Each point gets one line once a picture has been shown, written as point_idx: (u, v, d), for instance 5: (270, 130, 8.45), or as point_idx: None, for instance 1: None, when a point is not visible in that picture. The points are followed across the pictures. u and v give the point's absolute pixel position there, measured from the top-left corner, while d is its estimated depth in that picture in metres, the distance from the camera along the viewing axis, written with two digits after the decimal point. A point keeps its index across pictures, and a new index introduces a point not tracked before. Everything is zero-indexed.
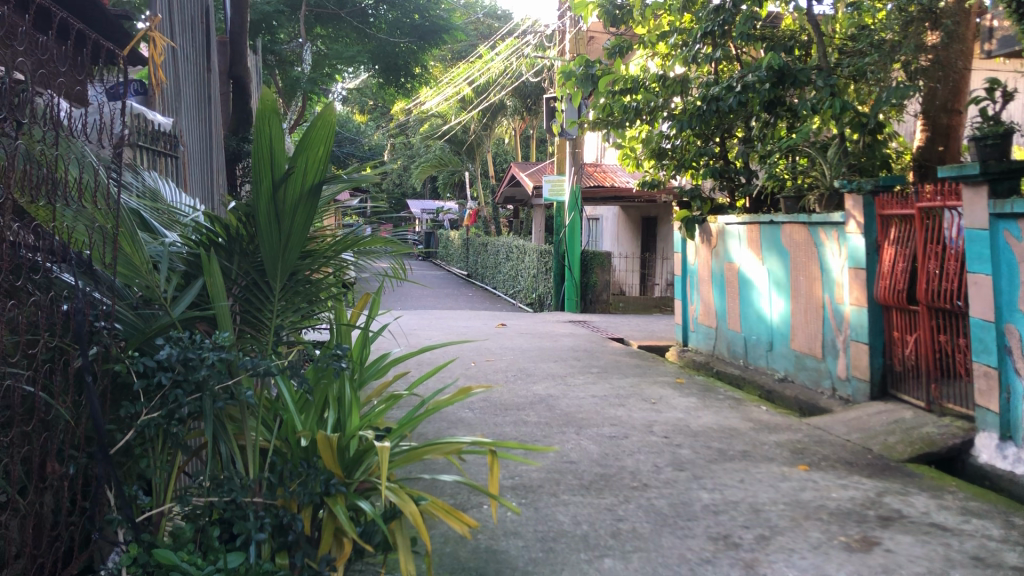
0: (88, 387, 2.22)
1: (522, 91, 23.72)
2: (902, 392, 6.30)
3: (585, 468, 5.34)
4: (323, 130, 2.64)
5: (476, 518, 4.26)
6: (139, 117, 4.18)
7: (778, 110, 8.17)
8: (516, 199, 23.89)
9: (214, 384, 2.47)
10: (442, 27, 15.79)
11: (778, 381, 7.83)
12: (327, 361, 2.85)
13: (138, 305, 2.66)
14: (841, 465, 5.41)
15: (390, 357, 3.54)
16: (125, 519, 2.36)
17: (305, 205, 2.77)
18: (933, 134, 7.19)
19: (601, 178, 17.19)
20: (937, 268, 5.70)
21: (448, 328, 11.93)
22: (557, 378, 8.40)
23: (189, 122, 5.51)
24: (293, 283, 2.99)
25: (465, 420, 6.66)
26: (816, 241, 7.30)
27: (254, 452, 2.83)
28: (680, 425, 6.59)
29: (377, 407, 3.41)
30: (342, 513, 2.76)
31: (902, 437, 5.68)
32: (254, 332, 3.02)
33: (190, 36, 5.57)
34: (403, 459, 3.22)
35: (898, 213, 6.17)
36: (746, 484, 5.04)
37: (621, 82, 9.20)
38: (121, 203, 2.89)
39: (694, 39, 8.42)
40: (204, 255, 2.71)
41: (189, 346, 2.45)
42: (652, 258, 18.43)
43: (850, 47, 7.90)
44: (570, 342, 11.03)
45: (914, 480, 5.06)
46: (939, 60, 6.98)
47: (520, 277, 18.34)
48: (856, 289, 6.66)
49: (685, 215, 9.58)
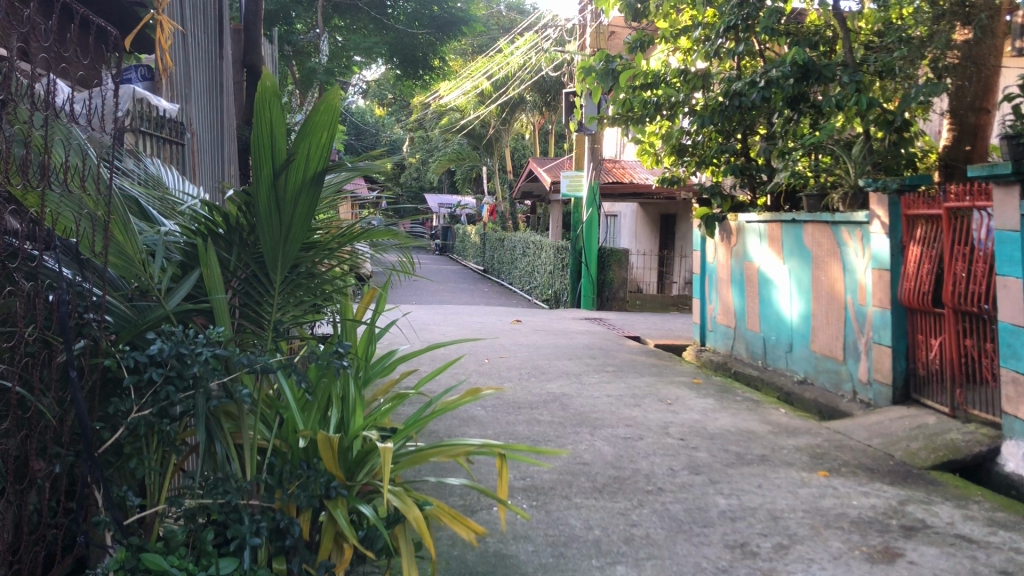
0: (73, 385, 2.11)
1: (541, 86, 23.66)
2: (925, 396, 6.13)
3: (598, 470, 5.20)
4: (326, 115, 2.53)
5: (484, 521, 4.14)
6: (143, 101, 4.06)
7: (801, 107, 7.89)
8: (535, 195, 23.74)
9: (208, 380, 2.36)
10: (461, 19, 15.61)
11: (797, 384, 7.65)
12: (328, 359, 2.72)
13: (133, 297, 2.56)
14: (862, 471, 5.25)
15: (396, 354, 3.41)
16: (113, 521, 2.26)
17: (307, 193, 2.65)
18: (959, 133, 6.97)
19: (620, 174, 17.04)
20: (965, 270, 5.52)
21: (462, 323, 11.83)
22: (571, 377, 8.27)
23: (200, 110, 5.45)
24: (294, 275, 2.85)
25: (477, 418, 6.54)
26: (839, 240, 7.13)
27: (252, 452, 2.72)
28: (696, 427, 6.44)
29: (382, 406, 3.28)
30: (343, 517, 2.65)
31: (925, 443, 5.51)
32: (256, 328, 2.89)
33: (200, 22, 5.44)
34: (409, 460, 3.10)
35: (925, 213, 5.99)
36: (764, 490, 4.88)
37: (642, 77, 9.06)
38: (118, 191, 2.78)
39: (717, 34, 8.22)
40: (200, 245, 2.59)
41: (182, 341, 2.31)
42: (670, 256, 18.28)
43: (876, 43, 7.74)
44: (585, 339, 10.89)
45: (937, 489, 4.89)
46: (970, 55, 6.80)
47: (537, 273, 18.22)
48: (880, 291, 6.47)
49: (705, 213, 9.40)
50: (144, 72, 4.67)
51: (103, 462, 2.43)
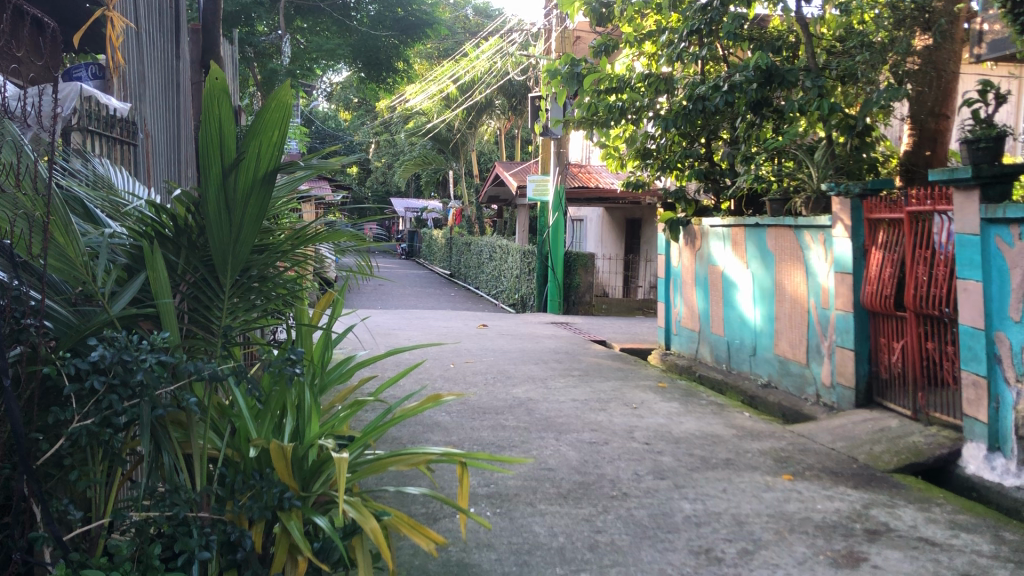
0: (6, 394, 2.03)
1: (507, 90, 23.65)
2: (887, 400, 6.15)
3: (563, 476, 5.15)
4: (278, 112, 2.46)
5: (445, 530, 4.07)
6: (91, 101, 3.97)
7: (764, 111, 7.96)
8: (501, 199, 23.71)
9: (154, 388, 2.26)
10: (426, 22, 15.51)
11: (761, 387, 7.66)
12: (280, 367, 2.62)
13: (77, 301, 2.47)
14: (826, 475, 5.24)
15: (354, 360, 3.33)
16: (52, 537, 2.16)
17: (258, 194, 2.57)
18: (919, 139, 7.01)
19: (586, 179, 17.03)
20: (926, 273, 5.55)
21: (427, 328, 11.75)
22: (536, 381, 8.21)
23: (155, 110, 5.35)
24: (245, 279, 2.76)
25: (441, 424, 6.46)
26: (802, 244, 7.15)
27: (201, 462, 2.63)
28: (662, 431, 6.41)
29: (339, 412, 3.19)
30: (296, 529, 2.58)
31: (887, 446, 5.53)
32: (205, 334, 2.78)
33: (155, 21, 5.34)
34: (367, 469, 3.02)
35: (887, 217, 6.02)
36: (728, 495, 4.86)
37: (606, 81, 9.03)
38: (60, 190, 2.70)
39: (680, 38, 8.24)
40: (147, 248, 2.50)
41: (126, 347, 2.23)
42: (636, 260, 18.37)
43: (839, 48, 7.75)
44: (551, 343, 10.85)
45: (901, 492, 4.90)
46: (930, 61, 6.91)
47: (503, 277, 18.19)
48: (843, 294, 6.49)
49: (670, 217, 9.40)
50: (97, 71, 4.78)
51: (42, 474, 2.34)
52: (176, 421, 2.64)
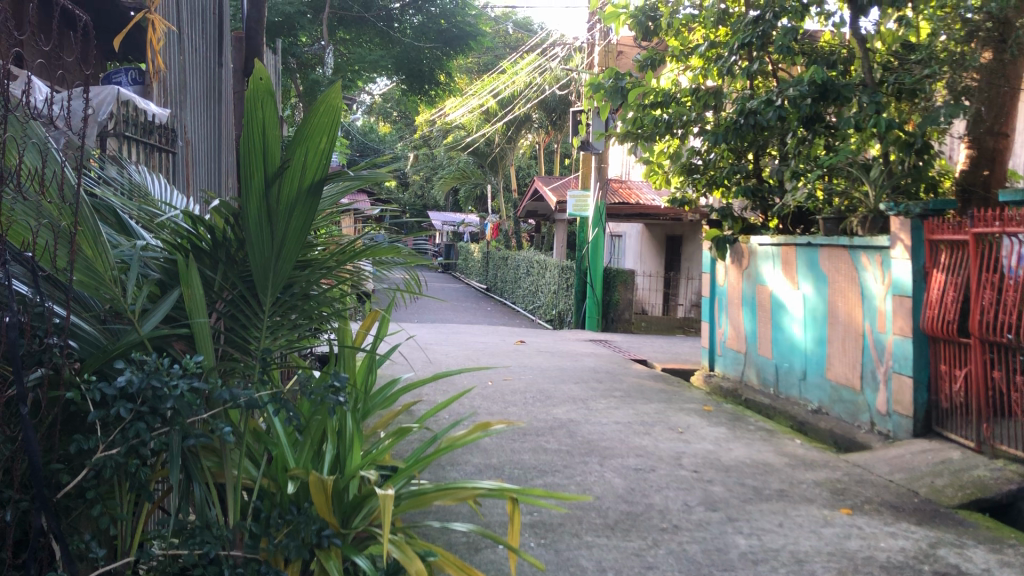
0: (24, 423, 1.86)
1: (547, 105, 23.50)
2: (948, 429, 5.83)
3: (610, 505, 4.90)
4: (326, 117, 2.26)
5: (489, 560, 3.85)
6: (128, 105, 3.84)
7: (816, 127, 7.62)
8: (540, 214, 23.47)
9: (185, 416, 2.08)
10: (468, 34, 15.44)
11: (811, 413, 7.36)
12: (321, 394, 2.42)
13: (106, 318, 2.33)
14: (887, 509, 4.94)
15: (398, 384, 3.12)
16: None
17: (302, 206, 2.38)
18: (977, 157, 6.66)
19: (627, 195, 16.74)
20: (994, 298, 5.24)
21: (465, 345, 11.53)
22: (578, 402, 7.96)
23: (196, 118, 5.24)
24: (287, 296, 2.57)
25: (482, 445, 6.24)
26: (858, 265, 6.85)
27: (236, 493, 2.44)
28: (710, 458, 6.14)
29: (381, 441, 2.98)
30: (335, 570, 2.40)
31: (950, 479, 5.21)
32: (243, 356, 2.59)
33: (198, 27, 5.21)
34: (410, 504, 2.81)
35: (950, 238, 5.70)
36: (785, 530, 4.58)
37: (652, 95, 8.81)
38: (91, 197, 2.54)
39: (730, 51, 7.92)
40: (181, 261, 2.32)
41: (155, 371, 2.03)
42: (676, 279, 17.99)
43: (898, 63, 7.40)
44: (592, 362, 10.60)
45: (969, 531, 4.58)
46: (997, 75, 6.47)
47: (541, 292, 17.97)
48: (899, 319, 6.18)
49: (716, 235, 8.95)
50: (136, 75, 4.70)
51: (63, 506, 2.16)
52: (208, 448, 2.46)
